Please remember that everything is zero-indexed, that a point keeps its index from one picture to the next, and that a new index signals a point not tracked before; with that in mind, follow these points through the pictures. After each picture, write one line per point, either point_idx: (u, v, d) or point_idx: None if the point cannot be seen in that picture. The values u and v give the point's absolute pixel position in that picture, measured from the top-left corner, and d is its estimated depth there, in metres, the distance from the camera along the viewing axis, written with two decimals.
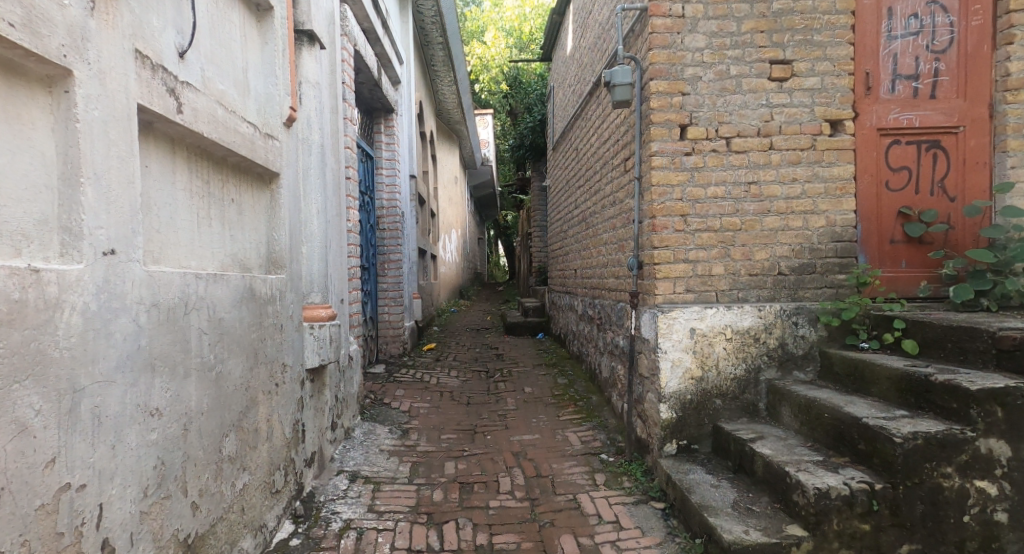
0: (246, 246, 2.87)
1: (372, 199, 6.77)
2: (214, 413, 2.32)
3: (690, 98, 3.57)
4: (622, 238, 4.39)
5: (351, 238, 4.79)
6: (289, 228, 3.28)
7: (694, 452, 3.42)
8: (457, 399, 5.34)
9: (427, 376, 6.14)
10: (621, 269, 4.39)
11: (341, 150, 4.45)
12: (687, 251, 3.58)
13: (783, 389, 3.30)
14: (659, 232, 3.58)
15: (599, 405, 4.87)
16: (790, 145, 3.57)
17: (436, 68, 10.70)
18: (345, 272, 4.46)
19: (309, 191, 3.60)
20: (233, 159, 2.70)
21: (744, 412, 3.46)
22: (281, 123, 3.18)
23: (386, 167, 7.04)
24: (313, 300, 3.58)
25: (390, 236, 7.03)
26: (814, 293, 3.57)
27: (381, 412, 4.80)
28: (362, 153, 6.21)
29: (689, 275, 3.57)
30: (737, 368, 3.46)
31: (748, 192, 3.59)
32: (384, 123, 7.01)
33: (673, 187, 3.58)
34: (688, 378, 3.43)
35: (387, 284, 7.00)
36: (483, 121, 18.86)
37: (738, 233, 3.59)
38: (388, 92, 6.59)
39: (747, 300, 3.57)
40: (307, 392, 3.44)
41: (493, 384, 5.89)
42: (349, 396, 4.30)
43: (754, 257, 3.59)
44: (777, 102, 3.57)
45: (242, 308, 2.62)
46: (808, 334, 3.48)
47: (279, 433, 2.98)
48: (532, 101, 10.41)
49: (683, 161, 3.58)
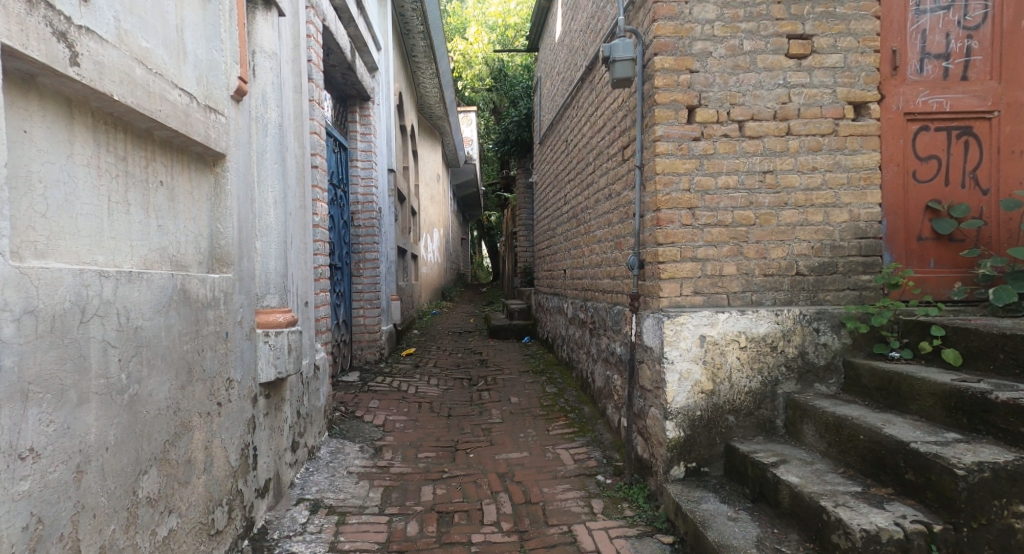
0: (181, 238, 2.41)
1: (346, 192, 6.28)
2: (126, 446, 1.86)
3: (699, 76, 3.18)
4: (619, 235, 4.00)
5: (319, 234, 4.32)
6: (237, 219, 2.82)
7: (704, 476, 3.02)
8: (436, 411, 4.89)
9: (404, 384, 5.68)
10: (619, 269, 3.99)
11: (305, 134, 3.97)
12: (695, 249, 3.20)
13: (805, 405, 2.90)
14: (664, 226, 3.19)
15: (592, 418, 4.46)
16: (809, 129, 3.17)
17: (417, 59, 10.24)
18: (311, 271, 3.99)
19: (265, 178, 3.14)
20: (161, 132, 2.25)
21: (760, 430, 3.06)
22: (226, 96, 2.71)
23: (362, 158, 6.56)
24: (269, 303, 3.11)
25: (365, 233, 6.56)
26: (835, 296, 3.19)
27: (352, 427, 4.35)
28: (333, 143, 5.73)
29: (697, 276, 3.19)
30: (752, 381, 3.06)
31: (763, 182, 3.20)
32: (359, 111, 6.54)
33: (680, 176, 3.19)
34: (697, 392, 3.04)
35: (363, 284, 6.53)
36: (467, 118, 18.45)
37: (752, 228, 3.20)
38: (363, 79, 6.11)
39: (762, 303, 3.18)
40: (260, 411, 2.97)
41: (475, 393, 5.44)
42: (314, 410, 3.84)
43: (769, 256, 3.20)
44: (796, 81, 3.18)
45: (170, 313, 2.16)
46: (831, 343, 3.08)
47: (222, 462, 2.52)
48: (517, 94, 9.96)
49: (691, 147, 3.20)
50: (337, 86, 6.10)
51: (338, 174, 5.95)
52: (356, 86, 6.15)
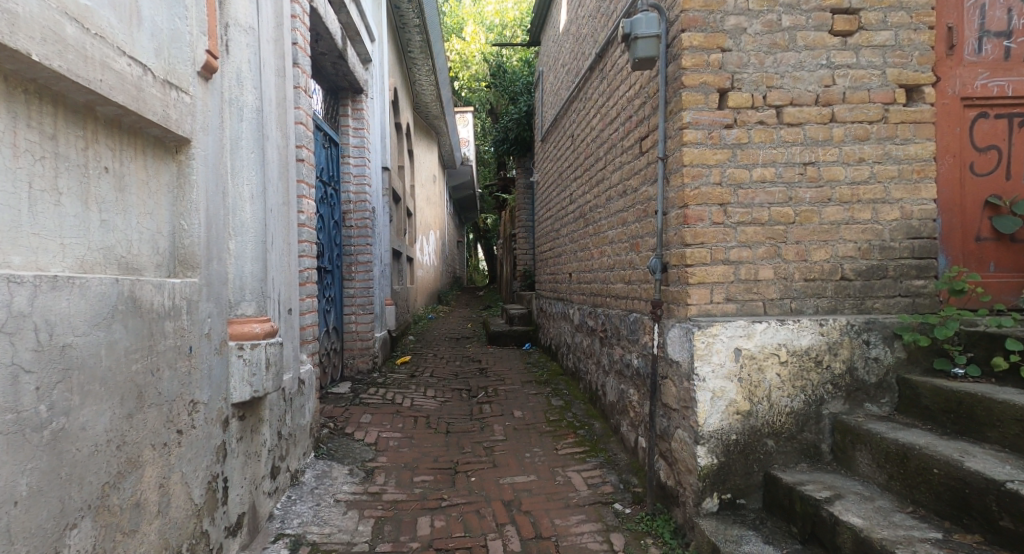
0: (133, 237, 2.03)
1: (337, 190, 5.91)
2: (44, 498, 1.47)
3: (731, 55, 2.83)
4: (636, 236, 3.64)
5: (306, 234, 3.95)
6: (205, 214, 2.43)
7: (741, 509, 2.65)
8: (434, 426, 4.51)
9: (399, 397, 5.29)
10: (636, 273, 3.65)
11: (290, 123, 3.60)
12: (727, 250, 2.85)
13: (857, 429, 2.54)
14: (692, 225, 2.85)
15: (604, 435, 4.10)
16: (855, 116, 2.82)
17: (413, 55, 9.88)
18: (295, 275, 3.61)
19: (241, 169, 2.76)
20: (104, 108, 1.87)
21: (803, 457, 2.69)
22: (191, 72, 2.33)
23: (354, 154, 6.18)
24: (244, 311, 2.73)
25: (357, 234, 6.18)
26: (885, 303, 2.83)
27: (341, 446, 3.96)
28: (323, 137, 5.35)
29: (730, 281, 2.84)
30: (795, 401, 2.70)
31: (803, 174, 2.84)
32: (351, 104, 6.17)
33: (710, 168, 2.84)
34: (732, 413, 2.67)
35: (355, 288, 6.15)
36: (463, 119, 18.12)
37: (791, 227, 2.85)
38: (355, 70, 5.75)
39: (804, 312, 2.82)
40: (232, 436, 2.59)
41: (476, 406, 5.06)
42: (298, 429, 3.46)
43: (810, 258, 2.84)
44: (841, 62, 2.82)
45: (114, 326, 1.78)
46: (883, 357, 2.71)
47: (183, 501, 2.13)
48: (518, 91, 9.59)
49: (722, 135, 2.85)
50: (328, 77, 5.72)
51: (328, 170, 5.58)
52: (347, 78, 5.79)
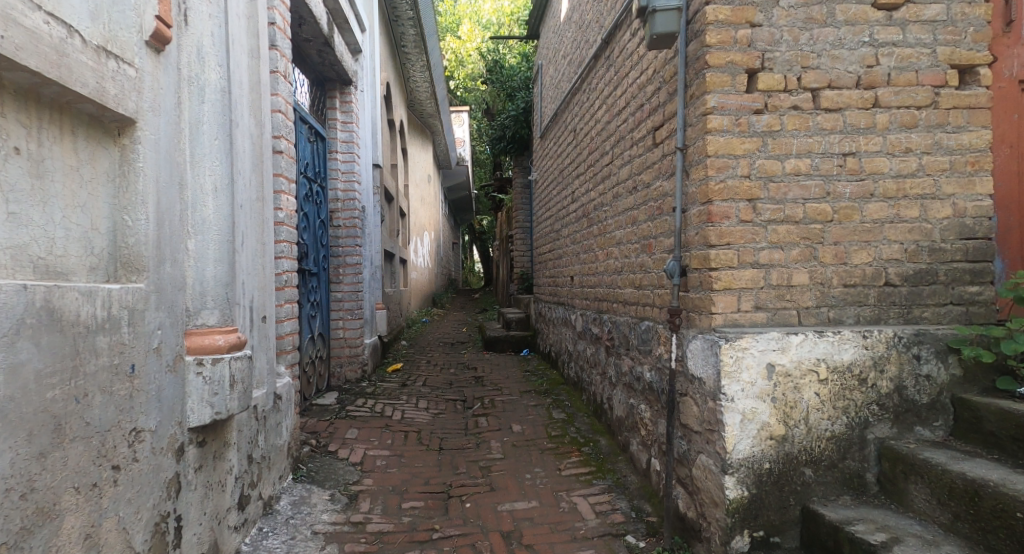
0: (56, 233, 1.71)
1: (324, 187, 5.57)
2: None
3: (762, 31, 2.51)
4: (649, 237, 3.32)
5: (286, 233, 3.60)
6: (156, 209, 2.08)
7: (775, 548, 2.31)
8: (426, 443, 4.17)
9: (389, 409, 4.94)
10: (648, 277, 3.35)
11: (266, 110, 3.25)
12: (756, 252, 2.53)
13: (911, 458, 2.20)
14: (717, 223, 2.53)
15: (612, 454, 3.76)
16: (901, 100, 2.49)
17: (407, 50, 9.55)
18: (272, 279, 3.26)
19: (203, 157, 2.40)
20: (12, 74, 1.54)
21: (847, 489, 2.35)
22: (138, 40, 1.98)
23: (342, 149, 5.84)
24: (205, 321, 2.38)
25: (346, 234, 5.83)
26: (935, 313, 2.51)
27: (323, 466, 3.61)
28: (306, 130, 5.01)
29: (758, 287, 2.52)
30: (836, 424, 2.36)
31: (843, 166, 2.51)
32: (339, 97, 5.82)
33: (737, 159, 2.52)
34: (765, 438, 2.34)
35: (343, 292, 5.81)
36: (459, 119, 17.81)
37: (829, 226, 2.52)
38: (343, 60, 5.41)
39: (843, 322, 2.49)
40: (189, 466, 2.24)
41: (471, 420, 4.72)
42: (273, 451, 3.11)
43: (850, 261, 2.51)
44: (885, 39, 2.49)
45: (18, 346, 1.45)
46: (935, 374, 2.39)
47: (119, 551, 1.78)
48: (515, 86, 9.26)
49: (751, 122, 2.52)
50: (314, 66, 5.38)
51: (313, 166, 5.26)
52: (335, 67, 5.44)
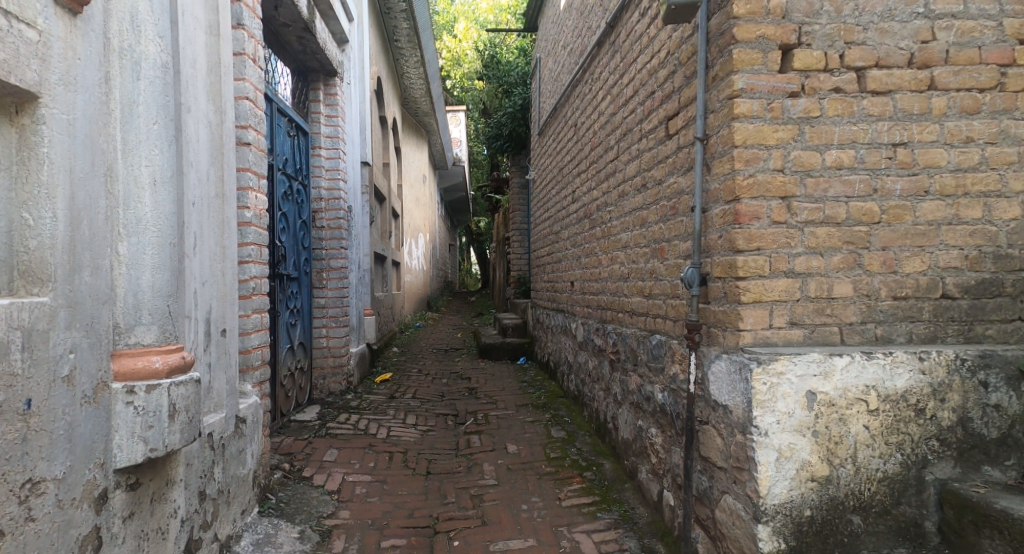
0: None
1: (306, 185, 5.20)
2: None
3: (798, 1, 2.15)
4: (660, 240, 2.97)
5: (255, 235, 3.23)
6: (68, 205, 1.71)
7: None
8: (412, 466, 3.79)
9: (374, 426, 4.57)
10: (658, 285, 3.01)
11: (228, 96, 2.87)
12: (790, 260, 2.17)
13: (982, 507, 1.83)
14: (744, 225, 2.17)
15: (618, 481, 3.40)
16: (962, 81, 2.13)
17: (400, 45, 9.19)
18: (234, 287, 2.89)
19: (139, 145, 2.02)
20: None
21: (902, 541, 1.98)
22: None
23: (326, 145, 5.47)
24: (140, 340, 2.00)
25: (330, 236, 5.46)
26: (1000, 331, 2.15)
27: (295, 496, 3.24)
28: (283, 124, 4.63)
29: (792, 300, 2.16)
30: (889, 463, 2.00)
31: (893, 158, 2.15)
32: (323, 89, 5.45)
33: (769, 150, 2.16)
34: (805, 481, 1.97)
35: (326, 298, 5.43)
36: (455, 119, 17.44)
37: (877, 229, 2.16)
38: (326, 48, 5.05)
39: (894, 340, 2.13)
40: (115, 515, 1.87)
41: (463, 439, 4.35)
42: (233, 483, 2.74)
43: (902, 270, 2.15)
44: (943, 9, 2.13)
45: None
46: (1006, 404, 2.02)
47: None
48: (512, 82, 8.90)
49: (786, 107, 2.16)
50: (295, 54, 5.00)
51: (292, 162, 4.89)
52: (318, 56, 5.08)
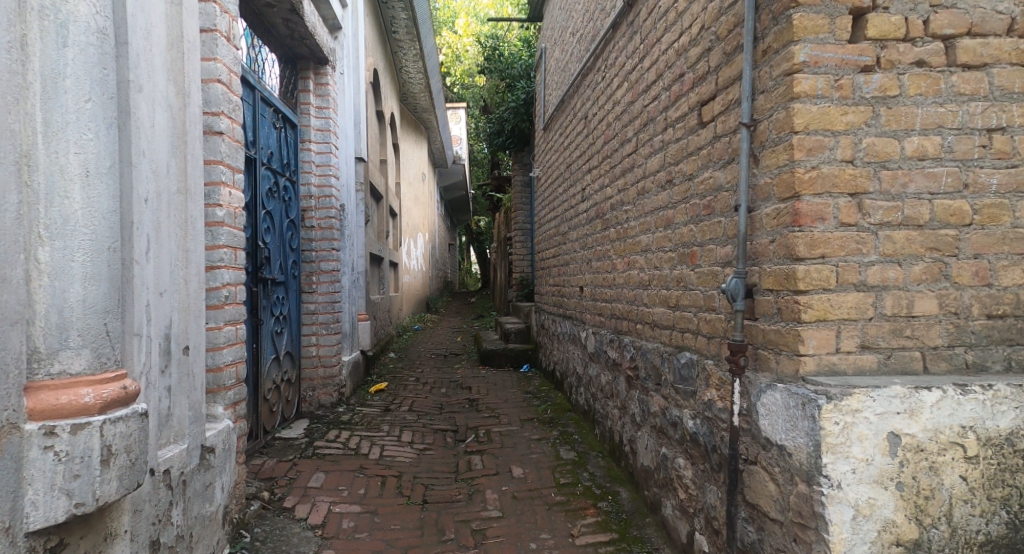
0: None
1: (293, 181, 4.83)
2: None
3: None
4: (690, 244, 2.59)
5: (228, 236, 2.85)
6: None
7: None
8: (406, 493, 3.42)
9: (365, 445, 4.20)
10: (687, 294, 2.64)
11: (194, 76, 2.49)
12: (862, 270, 1.79)
13: None
14: (805, 229, 1.79)
15: (637, 515, 3.03)
16: None
17: (398, 36, 8.82)
18: (200, 297, 2.51)
19: (65, 128, 1.64)
20: None
21: None
22: None
23: (316, 139, 5.11)
24: (66, 368, 1.62)
25: (320, 237, 5.09)
26: None
27: (274, 532, 2.87)
28: (266, 115, 4.25)
29: (864, 319, 1.78)
30: (993, 523, 1.66)
31: (988, 148, 1.78)
32: (312, 78, 5.07)
33: (837, 137, 1.79)
34: (886, 545, 1.62)
35: (316, 304, 5.07)
36: (456, 116, 17.07)
37: (967, 234, 1.78)
38: (316, 33, 4.67)
39: (989, 368, 1.76)
40: None
41: (463, 460, 3.98)
42: (197, 525, 2.36)
43: (997, 283, 1.78)
44: None
45: None
46: None
47: None
48: (515, 75, 8.51)
49: (857, 84, 1.78)
50: (281, 37, 4.61)
51: (278, 156, 4.53)
52: (307, 41, 4.69)
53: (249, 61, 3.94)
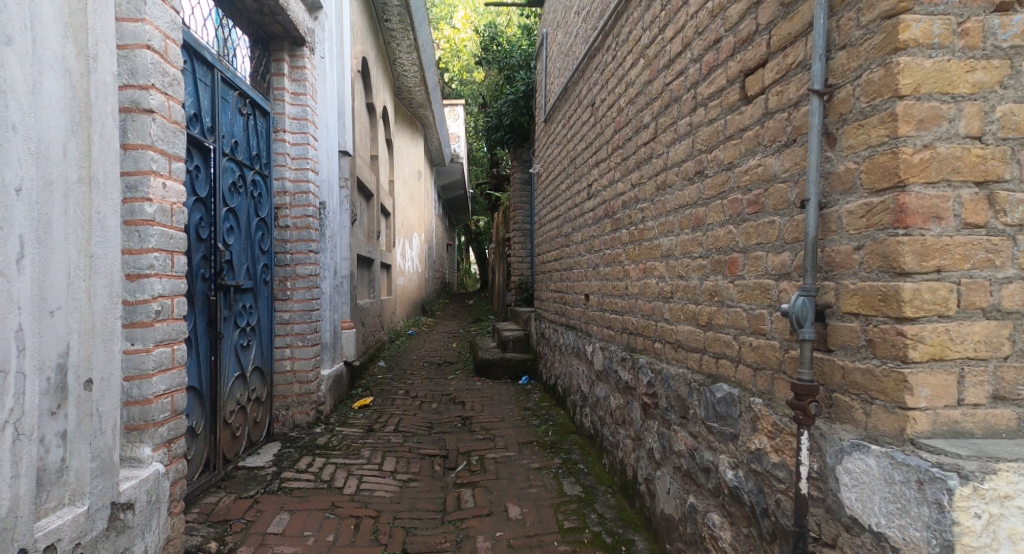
0: None
1: (264, 176, 4.33)
2: None
3: None
4: (730, 250, 2.09)
5: (159, 237, 2.34)
6: None
7: None
8: (382, 539, 2.91)
9: (340, 476, 3.70)
10: (724, 311, 2.14)
11: (106, 37, 1.99)
12: (994, 290, 1.27)
13: None
14: (913, 231, 1.28)
15: None
16: None
17: (391, 25, 8.31)
18: (112, 313, 2.01)
19: None
20: None
21: None
22: None
23: (292, 129, 4.62)
24: None
25: (295, 238, 4.59)
26: None
27: None
28: (228, 99, 3.75)
29: (997, 358, 1.27)
30: None
31: None
32: (287, 60, 4.57)
33: (960, 104, 1.28)
34: None
35: (292, 312, 4.57)
36: (454, 112, 16.57)
37: None
38: (289, 7, 4.16)
39: None
40: None
41: (451, 494, 3.47)
42: None
43: None
44: None
45: None
46: None
47: None
48: (514, 65, 8.02)
49: (988, 29, 1.28)
50: (249, 10, 4.09)
51: (245, 147, 4.02)
52: (279, 18, 4.19)
53: (204, 36, 3.46)
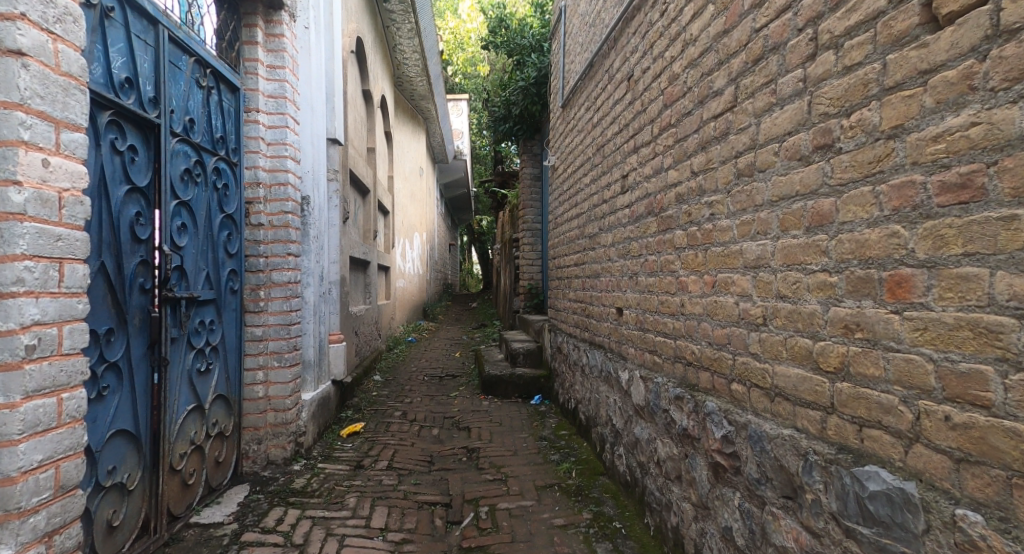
0: None
1: (231, 163, 3.59)
2: None
3: None
4: (892, 264, 1.35)
5: (30, 237, 1.60)
6: None
7: None
8: None
9: (316, 536, 2.95)
10: (879, 356, 1.39)
11: None
12: None
13: None
14: None
15: None
16: None
17: (389, 6, 7.55)
18: None
19: None
20: None
21: None
22: None
23: (268, 109, 3.88)
24: None
25: (272, 237, 3.85)
26: None
27: None
28: (179, 66, 3.02)
29: None
30: None
31: None
32: (261, 25, 3.81)
33: None
34: None
35: (266, 327, 3.82)
36: (456, 107, 15.89)
37: None
38: None
39: None
40: None
41: None
42: None
43: None
44: None
45: None
46: None
47: None
48: (524, 50, 7.34)
49: None
50: None
51: (206, 127, 3.28)
52: None
53: None
